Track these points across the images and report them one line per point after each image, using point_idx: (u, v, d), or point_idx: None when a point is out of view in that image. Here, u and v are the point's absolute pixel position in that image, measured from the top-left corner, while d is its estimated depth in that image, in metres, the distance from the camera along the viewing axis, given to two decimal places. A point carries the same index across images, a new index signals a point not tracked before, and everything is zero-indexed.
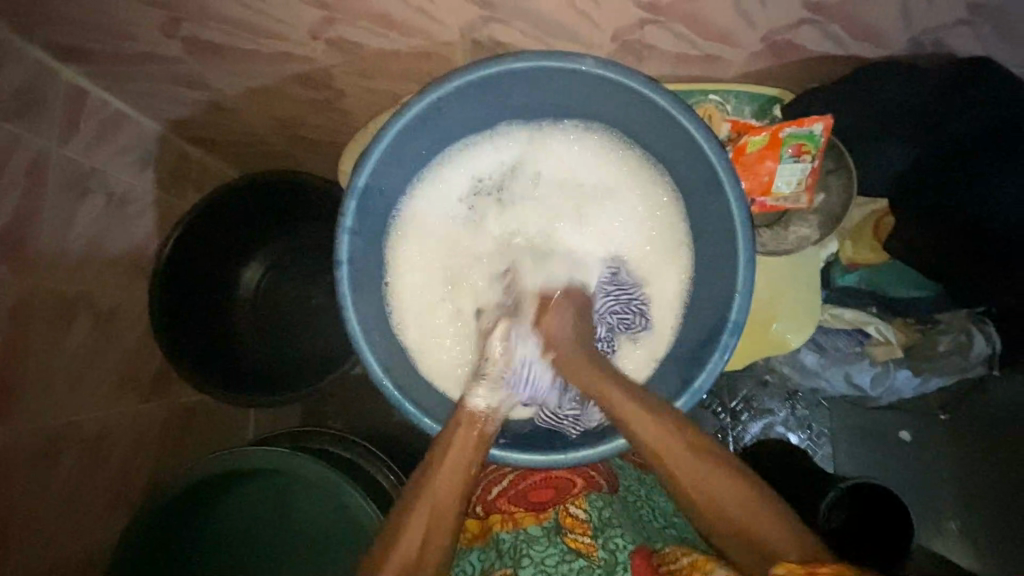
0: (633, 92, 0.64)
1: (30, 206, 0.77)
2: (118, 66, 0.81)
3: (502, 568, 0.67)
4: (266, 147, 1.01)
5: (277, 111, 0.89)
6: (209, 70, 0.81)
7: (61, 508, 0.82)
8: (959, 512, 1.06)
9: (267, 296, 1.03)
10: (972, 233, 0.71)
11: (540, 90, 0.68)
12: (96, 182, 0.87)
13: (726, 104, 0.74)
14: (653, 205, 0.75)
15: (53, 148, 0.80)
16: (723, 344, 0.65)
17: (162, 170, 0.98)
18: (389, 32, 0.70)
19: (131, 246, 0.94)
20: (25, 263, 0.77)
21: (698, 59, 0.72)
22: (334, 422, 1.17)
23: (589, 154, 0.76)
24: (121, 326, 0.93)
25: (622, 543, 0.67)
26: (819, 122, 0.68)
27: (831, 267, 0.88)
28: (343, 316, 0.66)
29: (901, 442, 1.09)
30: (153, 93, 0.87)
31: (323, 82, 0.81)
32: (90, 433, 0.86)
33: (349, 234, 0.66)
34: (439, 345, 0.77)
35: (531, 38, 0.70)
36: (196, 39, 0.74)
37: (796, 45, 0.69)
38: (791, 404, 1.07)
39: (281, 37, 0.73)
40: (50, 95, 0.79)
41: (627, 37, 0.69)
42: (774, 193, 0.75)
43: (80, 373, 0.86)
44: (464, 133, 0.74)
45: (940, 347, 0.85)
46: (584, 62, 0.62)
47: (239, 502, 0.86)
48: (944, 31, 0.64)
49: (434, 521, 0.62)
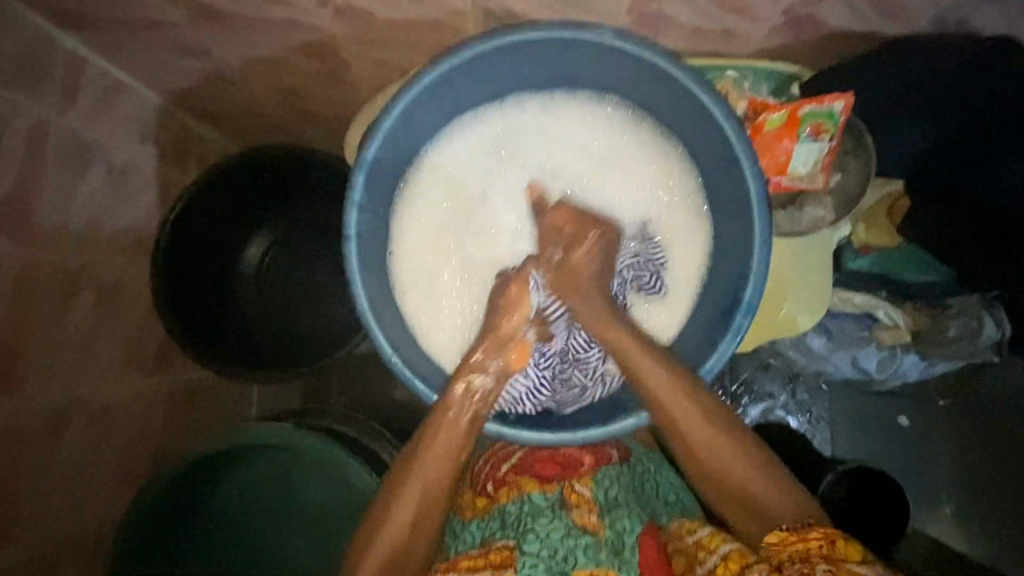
0: (651, 65, 0.62)
1: (30, 177, 0.75)
2: (119, 33, 0.78)
3: (505, 537, 0.67)
4: (269, 121, 0.99)
5: (281, 83, 0.87)
6: (213, 40, 0.79)
7: (66, 482, 0.82)
8: (953, 495, 1.08)
9: (270, 273, 1.02)
10: (979, 214, 0.69)
11: (554, 60, 0.66)
12: (97, 153, 0.85)
13: (744, 80, 0.72)
14: (666, 179, 0.74)
15: (52, 117, 0.78)
16: (736, 326, 0.64)
17: (164, 143, 0.96)
18: (400, 0, 0.68)
19: (133, 220, 0.93)
20: (25, 236, 0.76)
21: (715, 34, 0.70)
22: (336, 400, 1.17)
23: (601, 126, 0.74)
24: (124, 301, 0.92)
25: (629, 526, 0.67)
26: (838, 101, 0.66)
27: (842, 250, 0.87)
28: (351, 293, 0.65)
29: (900, 427, 1.10)
30: (154, 62, 0.84)
31: (330, 53, 0.79)
32: (93, 408, 0.86)
33: (358, 208, 0.65)
34: (448, 320, 0.76)
35: (546, 9, 0.68)
36: (199, 5, 0.72)
37: (818, 20, 0.67)
38: (791, 389, 1.06)
39: (288, 5, 0.70)
40: (48, 62, 0.77)
41: (645, 9, 0.67)
42: (790, 173, 0.74)
43: (84, 347, 0.85)
44: (474, 103, 0.72)
45: (950, 333, 0.83)
46: (601, 33, 0.60)
47: (242, 479, 0.87)
48: (969, 9, 0.64)
49: (418, 515, 0.64)
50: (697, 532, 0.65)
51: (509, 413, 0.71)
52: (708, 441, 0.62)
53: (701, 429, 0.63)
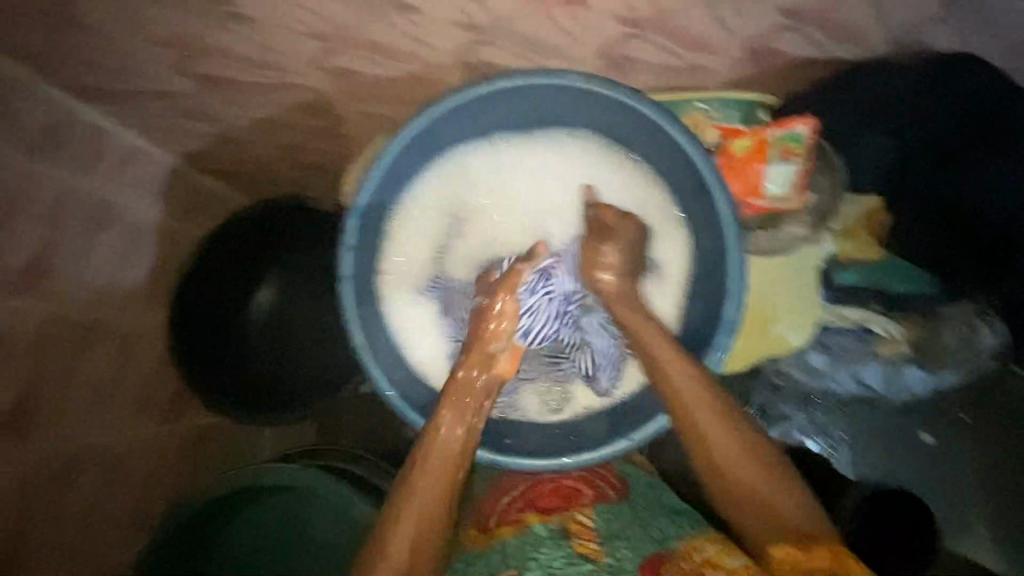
0: (619, 103, 0.66)
1: (51, 238, 0.81)
2: (134, 103, 0.86)
3: (505, 572, 0.66)
4: (276, 175, 1.06)
5: (283, 139, 0.93)
6: (219, 104, 0.86)
7: (79, 530, 0.84)
8: (988, 515, 1.03)
9: (278, 319, 1.05)
10: (959, 220, 0.74)
11: (530, 102, 0.70)
12: (114, 213, 0.91)
13: (711, 110, 0.75)
14: (644, 206, 0.76)
15: (72, 182, 0.84)
16: (719, 344, 0.67)
17: (177, 201, 1.03)
18: (384, 59, 0.74)
19: (148, 275, 0.98)
20: (44, 292, 0.80)
21: (682, 70, 0.75)
22: (348, 443, 1.17)
23: (581, 159, 0.77)
24: (140, 352, 0.96)
25: (629, 554, 0.66)
26: (803, 124, 0.71)
27: (828, 270, 0.82)
28: (346, 330, 0.69)
29: (925, 445, 1.06)
30: (166, 127, 0.92)
31: (326, 111, 0.85)
32: (110, 456, 0.89)
33: (351, 250, 0.70)
34: (436, 332, 0.79)
35: (520, 58, 0.73)
36: (205, 74, 0.79)
37: (777, 51, 0.71)
38: (807, 409, 1.04)
39: (283, 69, 0.77)
40: (71, 133, 0.84)
41: (612, 52, 0.72)
42: (765, 195, 0.76)
43: (102, 398, 0.89)
44: (457, 144, 0.75)
45: (949, 342, 0.82)
46: (570, 77, 0.65)
47: (258, 519, 0.88)
48: (922, 30, 0.67)
49: (423, 520, 0.61)
50: (704, 552, 0.64)
51: (506, 436, 0.75)
52: (740, 466, 0.63)
53: (731, 451, 0.64)
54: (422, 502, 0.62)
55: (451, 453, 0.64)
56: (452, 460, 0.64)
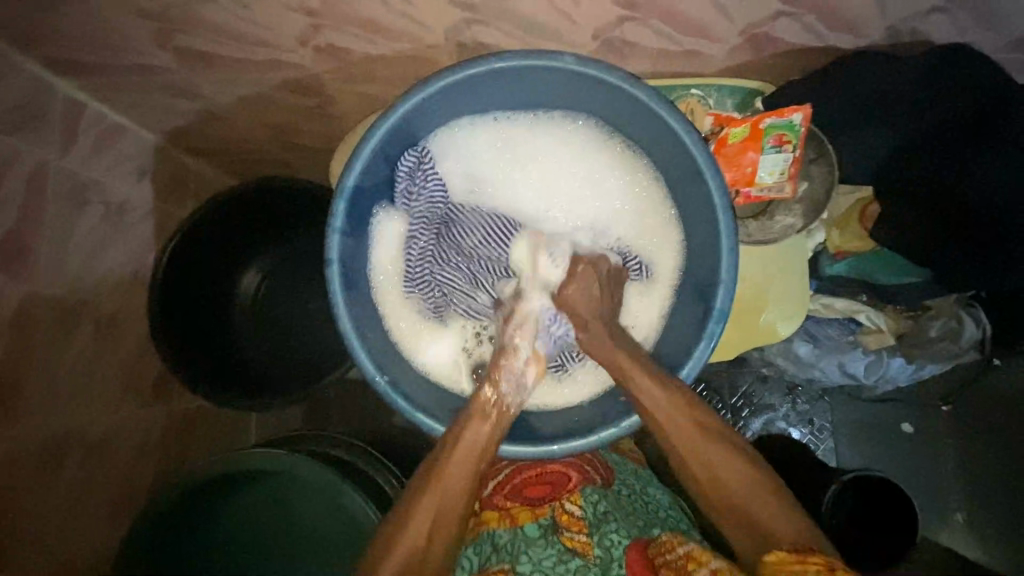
0: (616, 88, 0.65)
1: (30, 216, 0.79)
2: (115, 78, 0.83)
3: (499, 562, 0.70)
4: (263, 155, 1.03)
5: (270, 118, 0.91)
6: (203, 80, 0.83)
7: (63, 516, 0.83)
8: (964, 502, 1.06)
9: (266, 301, 1.04)
10: (951, 219, 0.71)
11: (527, 84, 0.69)
12: (95, 193, 0.89)
13: (707, 98, 0.76)
14: (641, 197, 0.75)
15: (51, 159, 0.81)
16: (709, 333, 0.66)
17: (160, 181, 1.00)
18: (374, 36, 0.72)
19: (131, 254, 0.96)
20: (24, 274, 0.78)
21: (679, 55, 0.74)
22: (336, 427, 1.16)
23: (578, 144, 0.76)
24: (121, 334, 0.94)
25: (617, 539, 0.69)
26: (797, 113, 0.69)
27: (820, 256, 0.89)
28: (333, 313, 0.68)
29: (904, 433, 1.09)
30: (148, 104, 0.89)
31: (314, 89, 0.83)
32: (92, 439, 0.88)
33: (339, 234, 0.68)
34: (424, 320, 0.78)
35: (515, 39, 0.72)
36: (187, 49, 0.76)
37: (775, 38, 0.70)
38: (792, 399, 1.07)
39: (269, 45, 0.75)
40: (48, 109, 0.81)
41: (608, 35, 0.71)
42: (758, 184, 0.76)
43: (81, 383, 0.87)
44: (453, 122, 0.74)
45: (932, 333, 0.86)
46: (565, 59, 0.63)
47: (243, 505, 0.87)
48: (920, 19, 0.66)
49: (444, 508, 0.63)
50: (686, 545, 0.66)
51: None
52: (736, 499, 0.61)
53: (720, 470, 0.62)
54: (444, 533, 0.63)
55: (479, 447, 0.65)
56: (463, 482, 0.64)
